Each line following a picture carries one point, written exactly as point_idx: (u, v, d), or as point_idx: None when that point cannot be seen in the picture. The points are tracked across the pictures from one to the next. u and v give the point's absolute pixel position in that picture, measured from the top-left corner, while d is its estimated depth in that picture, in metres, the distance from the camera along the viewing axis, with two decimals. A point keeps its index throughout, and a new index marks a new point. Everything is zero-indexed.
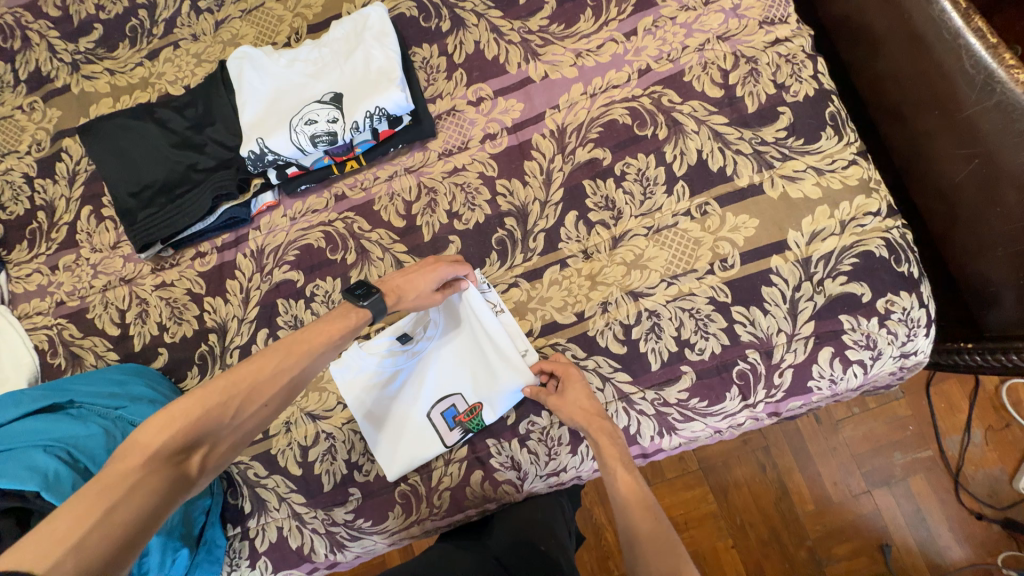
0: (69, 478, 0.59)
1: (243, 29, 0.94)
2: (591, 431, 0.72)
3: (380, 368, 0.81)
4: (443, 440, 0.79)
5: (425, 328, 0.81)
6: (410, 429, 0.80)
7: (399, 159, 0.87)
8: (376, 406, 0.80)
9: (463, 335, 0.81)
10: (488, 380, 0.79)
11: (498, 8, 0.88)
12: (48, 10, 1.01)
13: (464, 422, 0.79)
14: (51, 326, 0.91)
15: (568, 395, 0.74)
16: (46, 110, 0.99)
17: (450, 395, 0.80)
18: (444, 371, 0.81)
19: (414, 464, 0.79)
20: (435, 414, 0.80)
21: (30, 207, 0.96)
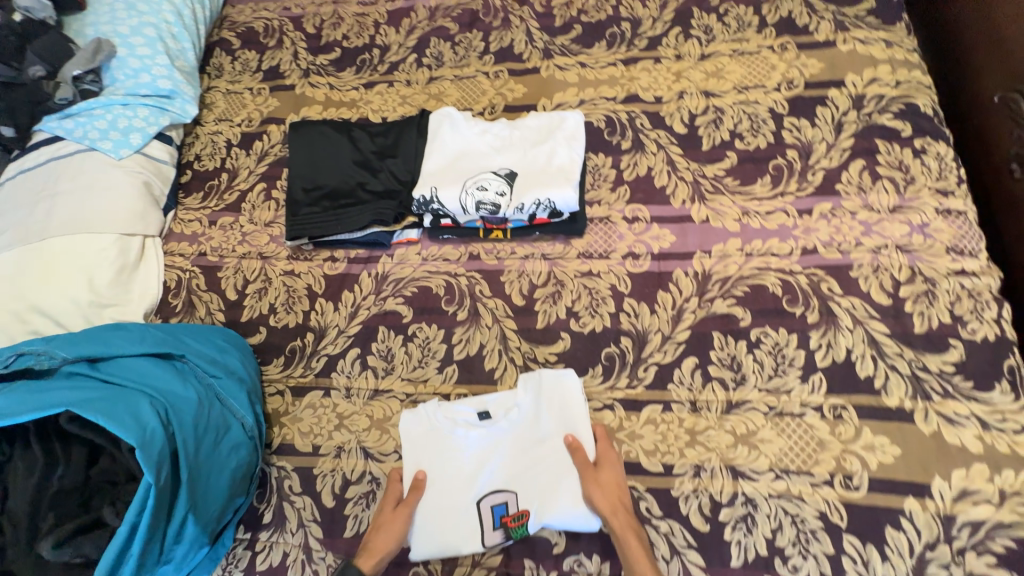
0: (159, 443, 0.60)
1: (450, 89, 1.07)
2: (617, 527, 0.67)
3: (447, 435, 0.78)
4: (482, 538, 0.72)
5: (507, 411, 0.78)
6: (454, 515, 0.74)
7: (540, 244, 0.90)
8: (428, 469, 0.76)
9: (542, 432, 0.76)
10: (550, 491, 0.72)
11: (680, 146, 0.93)
12: (306, 26, 1.22)
13: (510, 527, 0.72)
14: (185, 271, 1.00)
15: (597, 484, 0.70)
16: (268, 98, 1.16)
17: (505, 490, 0.74)
18: (509, 462, 0.75)
19: (443, 552, 0.72)
20: (484, 506, 0.74)
21: (219, 167, 1.10)
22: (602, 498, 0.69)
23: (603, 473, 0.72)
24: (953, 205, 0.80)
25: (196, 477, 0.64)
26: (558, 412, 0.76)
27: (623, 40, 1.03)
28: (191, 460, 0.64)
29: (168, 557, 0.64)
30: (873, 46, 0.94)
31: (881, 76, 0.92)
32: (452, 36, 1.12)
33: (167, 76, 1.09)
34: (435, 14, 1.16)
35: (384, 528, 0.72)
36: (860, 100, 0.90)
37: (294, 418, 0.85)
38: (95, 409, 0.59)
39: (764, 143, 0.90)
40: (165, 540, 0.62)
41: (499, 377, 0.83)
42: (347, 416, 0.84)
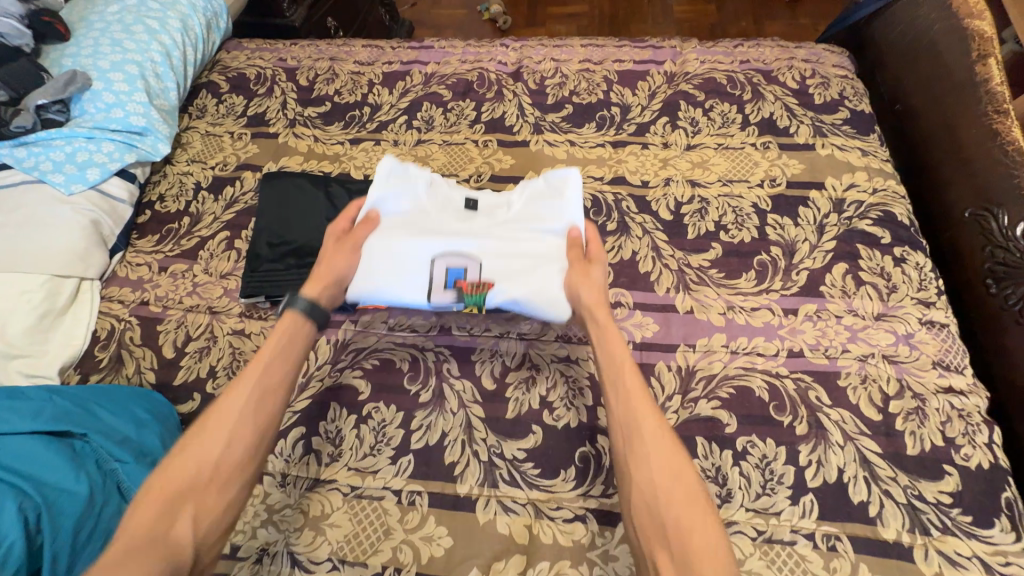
0: (13, 564, 0.51)
1: (437, 153, 1.05)
2: (597, 325, 0.71)
3: (431, 203, 0.84)
4: (434, 292, 0.78)
5: (490, 202, 0.86)
6: (409, 265, 0.78)
7: (516, 322, 0.85)
8: (415, 216, 0.83)
9: (517, 228, 0.82)
10: (514, 270, 0.78)
11: (666, 233, 0.91)
12: (299, 78, 1.22)
13: (465, 290, 0.77)
14: (120, 320, 0.90)
15: (586, 279, 0.75)
16: (248, 144, 1.12)
17: (471, 257, 0.79)
18: (478, 239, 0.80)
19: (396, 284, 0.78)
20: (442, 266, 0.78)
21: (182, 209, 1.03)
22: (591, 299, 0.73)
23: (595, 273, 0.76)
24: (935, 317, 0.79)
25: None
26: (558, 208, 0.82)
27: (612, 124, 1.05)
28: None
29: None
30: (850, 153, 0.97)
31: (858, 183, 0.94)
32: (445, 102, 1.12)
33: (141, 113, 1.04)
34: (430, 81, 1.17)
35: (337, 261, 0.78)
36: (840, 203, 0.92)
37: None
38: None
39: (749, 238, 0.89)
40: None
41: (459, 473, 0.73)
42: (278, 509, 0.72)
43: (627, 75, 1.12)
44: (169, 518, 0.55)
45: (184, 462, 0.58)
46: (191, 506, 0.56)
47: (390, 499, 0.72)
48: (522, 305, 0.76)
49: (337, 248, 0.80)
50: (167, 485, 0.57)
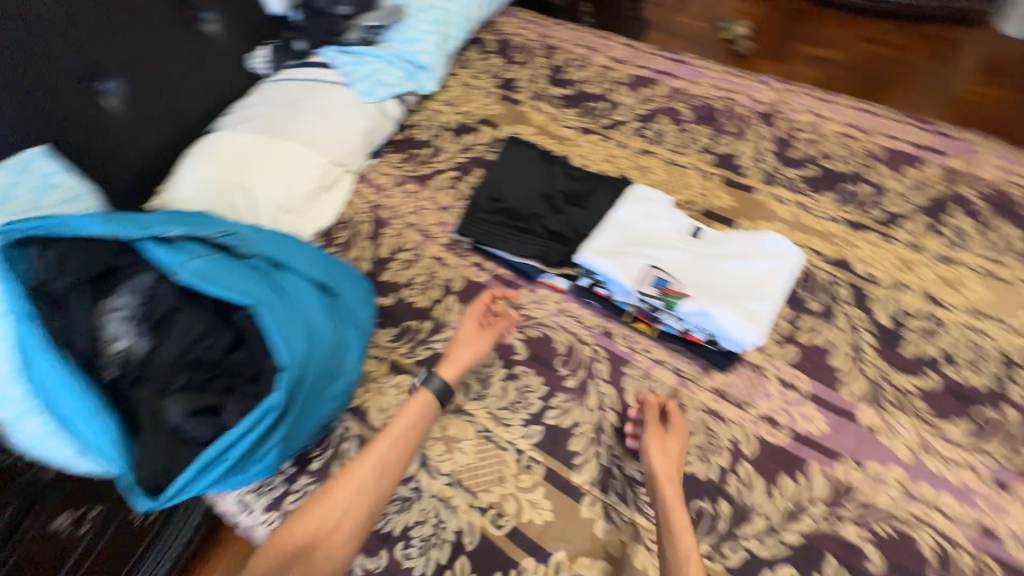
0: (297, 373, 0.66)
1: (658, 167, 1.08)
2: (668, 494, 0.70)
3: (656, 220, 0.89)
4: (637, 285, 0.80)
5: (712, 237, 0.86)
6: (623, 251, 0.84)
7: (677, 356, 0.84)
8: (642, 224, 0.88)
9: (730, 262, 0.81)
10: (719, 294, 0.77)
11: (877, 337, 0.82)
12: (556, 58, 1.33)
13: (665, 294, 0.78)
14: (358, 212, 1.10)
15: (661, 445, 0.73)
16: (494, 103, 1.27)
17: (677, 273, 0.81)
18: (690, 262, 0.82)
19: (607, 264, 0.82)
20: (651, 270, 0.81)
21: (427, 140, 1.21)
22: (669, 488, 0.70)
23: (670, 446, 0.74)
24: None
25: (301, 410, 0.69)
26: (778, 267, 0.80)
27: (857, 202, 0.96)
28: (302, 399, 0.68)
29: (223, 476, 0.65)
30: None
31: None
32: (681, 122, 1.14)
33: (430, 52, 1.24)
34: (674, 96, 1.19)
35: (463, 343, 0.85)
36: None
37: (379, 389, 0.87)
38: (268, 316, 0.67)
39: (981, 384, 0.77)
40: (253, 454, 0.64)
41: (577, 463, 0.77)
42: None
43: (894, 155, 1.01)
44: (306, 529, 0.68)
45: (302, 522, 0.66)
46: (315, 552, 0.65)
47: (510, 454, 0.79)
48: (714, 327, 0.74)
49: (461, 343, 0.85)
50: (298, 537, 0.65)
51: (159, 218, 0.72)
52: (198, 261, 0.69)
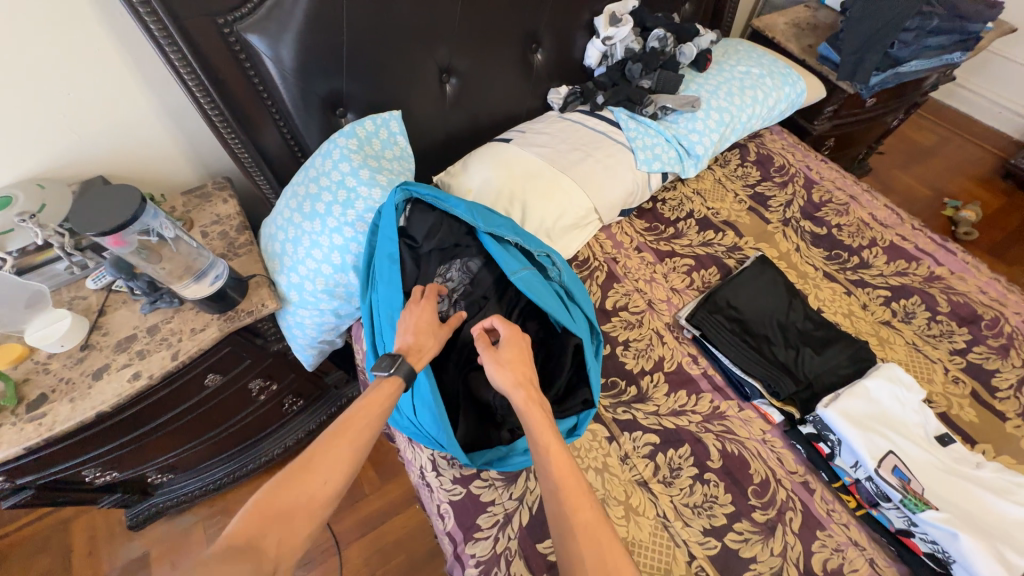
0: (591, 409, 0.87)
1: (901, 345, 1.05)
2: (521, 400, 0.72)
3: (906, 409, 0.88)
4: (877, 466, 0.81)
5: (960, 454, 0.85)
6: (868, 426, 0.85)
7: (880, 550, 0.81)
8: (892, 406, 0.88)
9: (982, 490, 0.79)
10: (968, 521, 0.75)
11: None
12: (813, 194, 1.37)
13: (907, 490, 0.79)
14: (594, 259, 1.21)
15: (498, 358, 0.77)
16: (742, 210, 1.33)
17: (921, 474, 0.81)
18: (936, 469, 0.81)
19: (852, 432, 0.84)
20: (894, 458, 0.82)
21: (671, 221, 1.30)
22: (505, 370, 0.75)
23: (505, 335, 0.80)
24: None
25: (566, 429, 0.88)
26: None
27: None
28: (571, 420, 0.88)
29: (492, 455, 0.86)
30: None
31: None
32: (937, 311, 1.10)
33: (705, 146, 1.34)
34: (933, 282, 1.16)
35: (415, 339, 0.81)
36: None
37: None
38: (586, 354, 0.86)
39: None
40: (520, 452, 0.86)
41: None
42: (609, 472, 0.89)
43: None
44: (352, 446, 0.68)
45: (311, 468, 0.64)
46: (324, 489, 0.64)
47: (683, 553, 0.81)
48: (959, 551, 0.73)
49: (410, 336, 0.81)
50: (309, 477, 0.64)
51: (501, 219, 0.92)
52: (526, 272, 0.88)
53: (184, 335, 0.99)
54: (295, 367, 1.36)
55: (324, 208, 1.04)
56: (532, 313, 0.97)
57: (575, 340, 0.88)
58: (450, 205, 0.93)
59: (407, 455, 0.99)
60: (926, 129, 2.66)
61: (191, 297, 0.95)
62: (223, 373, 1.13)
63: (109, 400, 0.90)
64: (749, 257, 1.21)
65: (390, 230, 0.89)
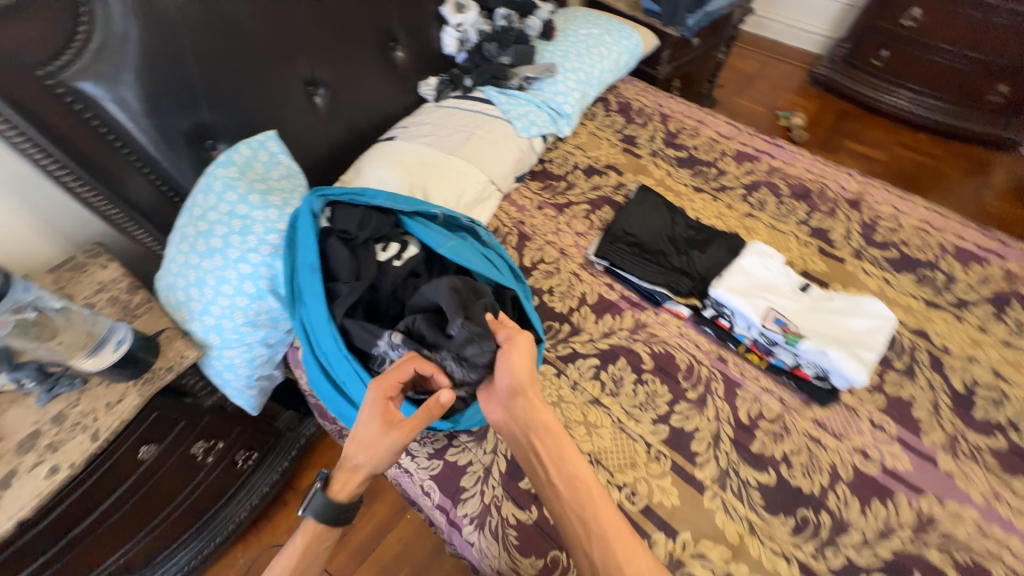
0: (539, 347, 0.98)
1: (762, 229, 1.27)
2: (553, 428, 0.78)
3: (773, 271, 1.08)
4: (762, 319, 0.99)
5: (819, 293, 1.06)
6: (749, 292, 1.03)
7: (783, 388, 1.00)
8: (763, 272, 1.08)
9: (834, 313, 1.01)
10: (828, 337, 0.96)
11: (953, 399, 0.98)
12: (669, 125, 1.57)
13: (786, 330, 0.98)
14: (504, 226, 1.30)
15: (517, 368, 0.80)
16: (618, 153, 1.49)
17: (792, 316, 1.00)
18: (802, 309, 1.02)
19: (738, 299, 1.01)
20: (772, 310, 1.01)
21: (561, 176, 1.43)
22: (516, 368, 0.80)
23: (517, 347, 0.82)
24: None
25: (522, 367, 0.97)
26: (876, 324, 0.98)
27: (932, 284, 1.15)
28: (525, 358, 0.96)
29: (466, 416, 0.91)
30: None
31: None
32: (780, 195, 1.35)
33: (571, 104, 1.48)
34: (774, 173, 1.41)
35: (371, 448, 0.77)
36: None
37: None
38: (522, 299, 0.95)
39: None
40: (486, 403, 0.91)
41: (700, 461, 0.91)
42: (565, 401, 0.99)
43: (961, 251, 1.21)
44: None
45: None
46: None
47: (641, 446, 0.93)
48: (828, 360, 0.93)
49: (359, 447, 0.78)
50: None
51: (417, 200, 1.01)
52: (450, 241, 0.95)
53: (100, 413, 0.91)
54: (238, 418, 1.29)
55: (220, 242, 1.00)
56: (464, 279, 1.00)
57: (511, 292, 0.95)
58: (369, 197, 0.98)
59: None
60: (749, 57, 3.12)
61: (94, 369, 0.88)
62: (157, 443, 1.06)
63: (27, 505, 0.81)
64: (631, 189, 1.37)
65: (307, 242, 0.88)
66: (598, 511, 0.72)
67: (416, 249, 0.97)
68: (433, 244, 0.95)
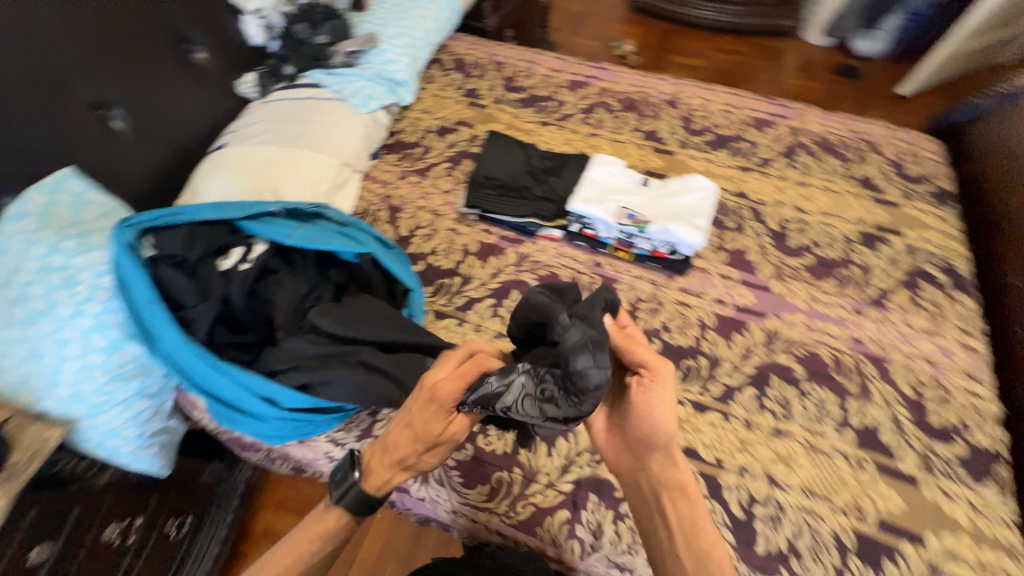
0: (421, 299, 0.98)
1: (605, 145, 1.41)
2: (672, 452, 0.71)
3: (616, 175, 1.22)
4: (615, 217, 1.12)
5: (657, 183, 1.21)
6: (600, 198, 1.16)
7: (650, 271, 1.15)
8: (609, 179, 1.20)
9: (670, 196, 1.17)
10: (669, 216, 1.12)
11: (773, 238, 1.20)
12: (506, 71, 1.64)
13: (636, 221, 1.12)
14: (372, 204, 1.29)
15: (663, 418, 0.69)
16: (465, 108, 1.53)
17: (639, 207, 1.14)
18: (646, 199, 1.16)
19: (592, 207, 1.13)
20: (622, 207, 1.14)
21: (416, 142, 1.44)
22: (650, 409, 0.69)
23: (660, 390, 0.69)
24: (972, 343, 1.04)
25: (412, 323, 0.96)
26: (702, 195, 1.16)
27: (741, 153, 1.37)
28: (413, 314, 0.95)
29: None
30: (928, 216, 1.24)
31: (930, 238, 1.20)
32: (613, 112, 1.50)
33: (405, 70, 1.47)
34: (604, 93, 1.56)
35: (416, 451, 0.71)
36: (912, 249, 1.18)
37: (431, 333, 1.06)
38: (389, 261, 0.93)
39: (836, 254, 1.17)
40: None
41: None
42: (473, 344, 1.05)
43: (757, 121, 1.45)
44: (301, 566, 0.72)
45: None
46: None
47: None
48: (672, 233, 1.08)
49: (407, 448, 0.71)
50: None
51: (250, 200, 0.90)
52: (298, 231, 0.89)
53: None
54: (151, 486, 1.18)
55: (42, 302, 0.88)
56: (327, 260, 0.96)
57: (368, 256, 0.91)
58: (189, 212, 0.85)
59: (308, 457, 0.98)
60: None
61: None
62: (51, 541, 0.93)
63: None
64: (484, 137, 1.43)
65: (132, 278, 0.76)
66: (702, 537, 0.67)
67: (263, 247, 0.89)
68: (278, 238, 0.87)
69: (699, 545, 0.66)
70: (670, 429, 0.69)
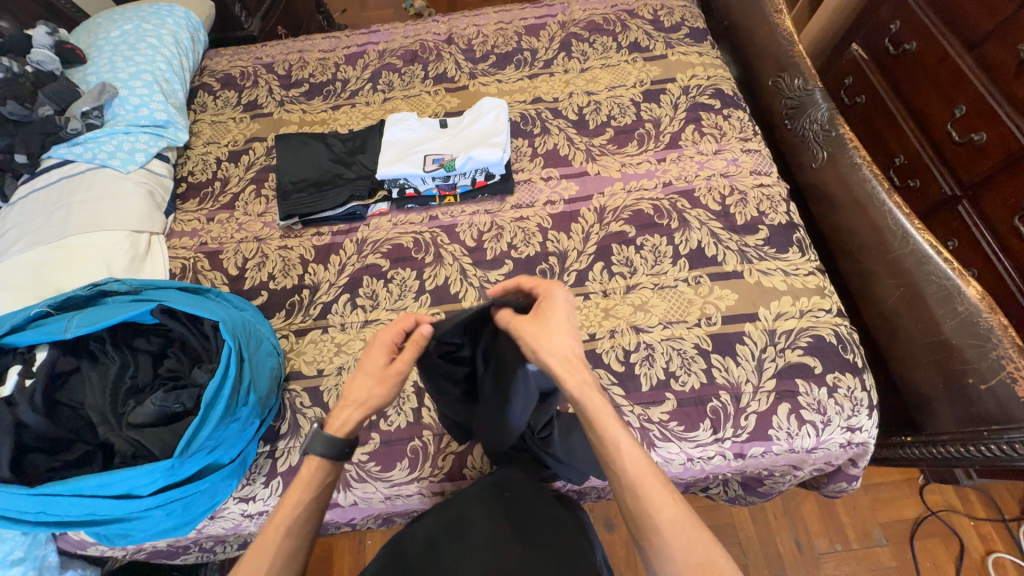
0: (256, 334, 0.91)
1: (401, 105, 1.40)
2: (559, 361, 0.65)
3: (414, 129, 1.22)
4: (424, 168, 1.15)
5: (455, 120, 1.24)
6: (405, 156, 1.17)
7: (482, 203, 1.20)
8: (407, 135, 1.21)
9: (468, 127, 1.20)
10: (472, 145, 1.16)
11: (575, 128, 1.28)
12: (278, 70, 1.54)
13: (444, 163, 1.14)
14: (189, 258, 1.19)
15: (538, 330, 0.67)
16: (250, 123, 1.43)
17: (443, 150, 1.17)
18: (448, 140, 1.19)
19: (399, 169, 1.14)
20: (428, 155, 1.16)
21: (211, 178, 1.33)
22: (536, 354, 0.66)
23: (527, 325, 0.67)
24: (751, 146, 1.20)
25: (251, 355, 0.87)
26: (495, 115, 1.20)
27: (525, 64, 1.43)
28: (245, 343, 0.87)
29: (222, 440, 0.81)
30: (692, 56, 1.38)
31: (698, 73, 1.34)
32: (398, 71, 1.48)
33: (162, 108, 1.33)
34: (383, 55, 1.52)
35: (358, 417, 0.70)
36: (687, 89, 1.32)
37: (299, 352, 1.03)
38: (183, 303, 0.85)
39: (629, 120, 1.27)
40: (235, 407, 0.82)
41: (462, 295, 1.07)
42: (344, 342, 1.04)
43: (530, 29, 1.51)
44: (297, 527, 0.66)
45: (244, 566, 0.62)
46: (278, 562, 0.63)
47: None
48: (478, 161, 1.13)
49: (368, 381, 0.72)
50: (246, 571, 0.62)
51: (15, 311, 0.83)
52: (75, 318, 0.82)
53: None
54: None
55: None
56: (133, 335, 0.88)
57: (154, 308, 0.83)
58: None
59: (229, 527, 0.93)
60: None
61: None
62: None
63: None
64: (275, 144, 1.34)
65: None
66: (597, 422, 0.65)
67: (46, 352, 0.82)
68: (54, 334, 0.80)
69: (607, 440, 0.64)
70: (563, 362, 0.66)
